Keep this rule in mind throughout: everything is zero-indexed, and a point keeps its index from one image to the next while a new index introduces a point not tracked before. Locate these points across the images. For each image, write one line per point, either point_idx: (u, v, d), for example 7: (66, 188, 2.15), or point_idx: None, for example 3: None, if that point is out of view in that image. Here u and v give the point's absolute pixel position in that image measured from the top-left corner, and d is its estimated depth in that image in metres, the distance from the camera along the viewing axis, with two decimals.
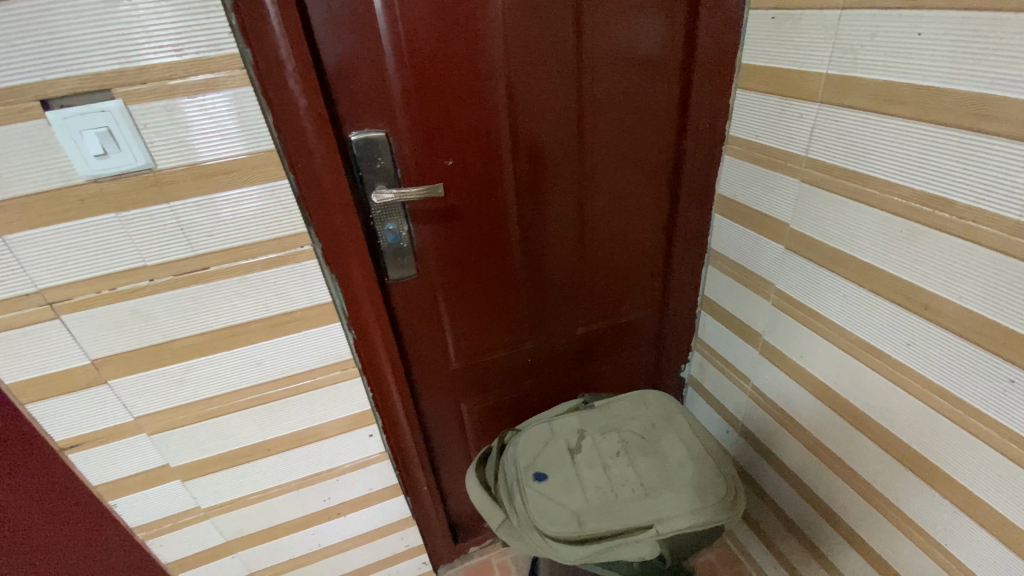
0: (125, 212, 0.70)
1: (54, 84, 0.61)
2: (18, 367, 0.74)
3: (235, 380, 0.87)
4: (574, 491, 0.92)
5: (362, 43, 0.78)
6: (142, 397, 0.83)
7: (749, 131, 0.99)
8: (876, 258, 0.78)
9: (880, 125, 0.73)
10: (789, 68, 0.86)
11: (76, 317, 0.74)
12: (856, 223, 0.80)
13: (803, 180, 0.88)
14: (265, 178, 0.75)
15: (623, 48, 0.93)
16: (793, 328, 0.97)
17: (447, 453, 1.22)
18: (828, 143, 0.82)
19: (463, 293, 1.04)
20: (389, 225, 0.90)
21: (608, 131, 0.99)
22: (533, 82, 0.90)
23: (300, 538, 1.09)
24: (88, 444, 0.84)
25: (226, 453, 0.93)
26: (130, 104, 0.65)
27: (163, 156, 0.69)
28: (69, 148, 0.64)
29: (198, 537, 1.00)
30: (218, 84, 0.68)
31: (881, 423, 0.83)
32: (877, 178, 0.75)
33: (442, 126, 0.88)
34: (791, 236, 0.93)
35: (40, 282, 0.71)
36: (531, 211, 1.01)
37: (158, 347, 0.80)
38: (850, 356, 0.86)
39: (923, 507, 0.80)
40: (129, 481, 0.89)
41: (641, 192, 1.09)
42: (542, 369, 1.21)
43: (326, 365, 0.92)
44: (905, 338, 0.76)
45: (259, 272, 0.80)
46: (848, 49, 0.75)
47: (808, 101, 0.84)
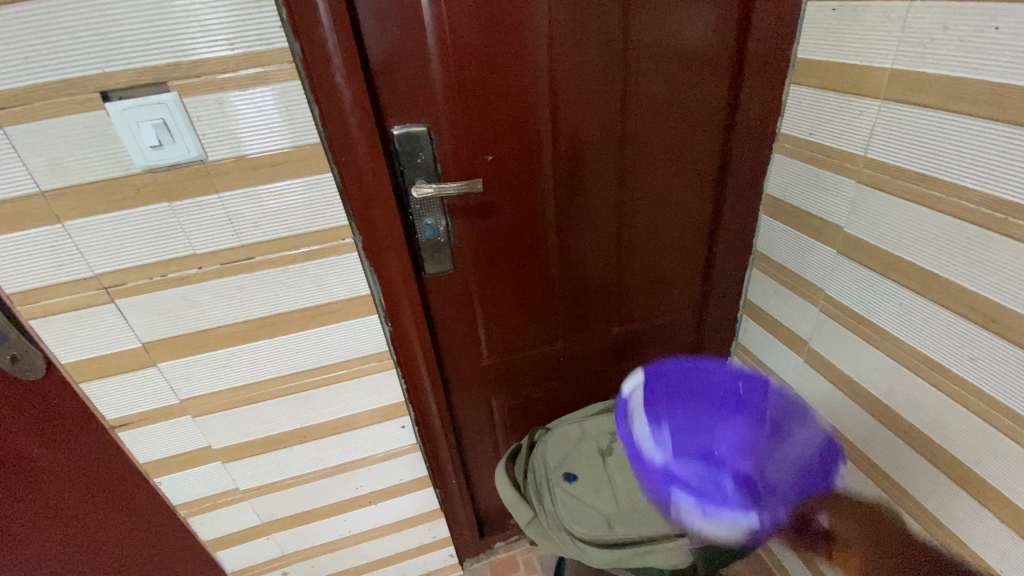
0: (177, 202, 0.73)
1: (113, 77, 0.64)
2: (75, 347, 0.78)
3: (275, 368, 0.89)
4: (605, 494, 0.90)
5: (407, 37, 0.78)
6: (187, 381, 0.86)
7: (802, 128, 0.94)
8: (939, 265, 0.73)
9: (949, 124, 0.68)
10: (849, 63, 0.82)
11: (129, 301, 0.77)
12: (917, 228, 0.75)
13: (860, 182, 0.84)
14: (310, 171, 0.76)
15: (670, 42, 0.90)
16: (842, 336, 0.93)
17: (476, 448, 1.23)
18: (890, 143, 0.77)
19: (497, 288, 1.04)
20: (428, 219, 0.91)
21: (651, 129, 0.97)
22: (575, 78, 0.88)
23: (332, 522, 1.12)
24: (136, 423, 0.87)
25: (265, 438, 0.96)
26: (184, 97, 0.67)
27: (213, 148, 0.70)
28: (126, 140, 0.66)
29: (236, 516, 1.03)
30: (266, 78, 0.69)
31: (935, 440, 0.78)
32: (943, 181, 0.70)
33: (484, 121, 0.87)
34: (845, 240, 0.88)
35: (97, 267, 0.74)
36: (569, 208, 0.99)
37: (204, 334, 0.83)
38: (904, 368, 0.81)
39: (979, 532, 0.75)
40: (173, 460, 0.93)
41: (684, 192, 1.06)
42: (575, 368, 1.20)
43: (362, 356, 0.94)
44: (967, 351, 0.72)
45: (300, 263, 0.82)
46: (916, 43, 0.71)
47: (870, 98, 0.79)
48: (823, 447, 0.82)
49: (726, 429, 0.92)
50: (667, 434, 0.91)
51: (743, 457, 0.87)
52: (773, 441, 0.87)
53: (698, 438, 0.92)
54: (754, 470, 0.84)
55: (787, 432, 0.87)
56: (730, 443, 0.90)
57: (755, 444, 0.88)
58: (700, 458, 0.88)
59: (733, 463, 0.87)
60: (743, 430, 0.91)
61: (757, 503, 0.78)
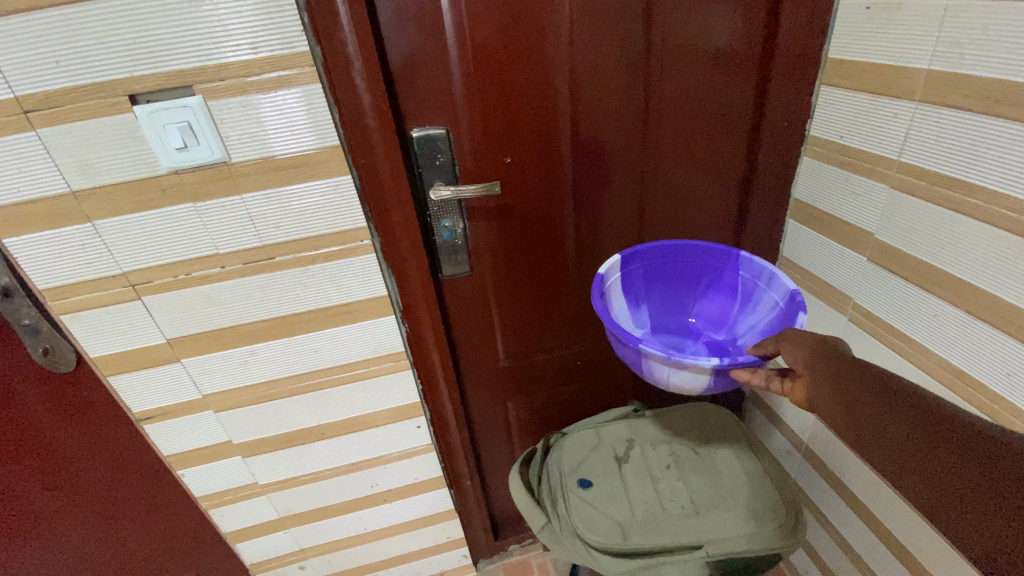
0: (201, 202, 0.74)
1: (141, 81, 0.65)
2: (103, 342, 0.81)
3: (294, 366, 0.91)
4: (619, 503, 0.89)
5: (427, 39, 0.77)
6: (209, 377, 0.88)
7: (832, 130, 0.91)
8: (977, 276, 0.70)
9: (989, 128, 0.65)
10: (884, 64, 0.78)
11: (155, 298, 0.79)
12: (954, 237, 0.72)
13: (892, 187, 0.80)
14: (330, 173, 0.77)
15: (694, 42, 0.88)
16: (871, 346, 0.89)
17: (491, 450, 1.22)
18: (926, 147, 0.74)
19: (515, 290, 1.03)
20: (446, 221, 0.91)
21: (674, 130, 0.95)
22: (597, 79, 0.87)
23: (348, 519, 1.13)
24: (160, 416, 0.90)
25: (283, 434, 0.98)
26: (209, 100, 0.68)
27: (237, 150, 0.72)
28: (153, 142, 0.68)
29: (254, 510, 1.05)
30: (288, 81, 0.70)
31: None
32: (983, 188, 0.67)
33: (503, 123, 0.86)
34: (876, 247, 0.85)
35: (125, 265, 0.76)
36: (589, 210, 0.98)
37: (226, 331, 0.85)
38: (936, 382, 0.78)
39: None
40: (195, 453, 0.95)
41: (707, 195, 1.03)
42: (592, 372, 1.18)
43: (379, 356, 0.94)
44: (1004, 367, 0.68)
45: (320, 263, 0.83)
46: (955, 43, 0.67)
47: (905, 100, 0.76)
48: (782, 306, 0.79)
49: (703, 301, 0.94)
50: (646, 313, 0.94)
51: (716, 327, 0.92)
52: (743, 310, 0.88)
53: (672, 313, 0.95)
54: (724, 336, 0.90)
55: (756, 300, 0.86)
56: (706, 313, 0.94)
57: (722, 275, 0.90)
58: (677, 332, 0.94)
59: (706, 333, 0.93)
60: (721, 303, 0.92)
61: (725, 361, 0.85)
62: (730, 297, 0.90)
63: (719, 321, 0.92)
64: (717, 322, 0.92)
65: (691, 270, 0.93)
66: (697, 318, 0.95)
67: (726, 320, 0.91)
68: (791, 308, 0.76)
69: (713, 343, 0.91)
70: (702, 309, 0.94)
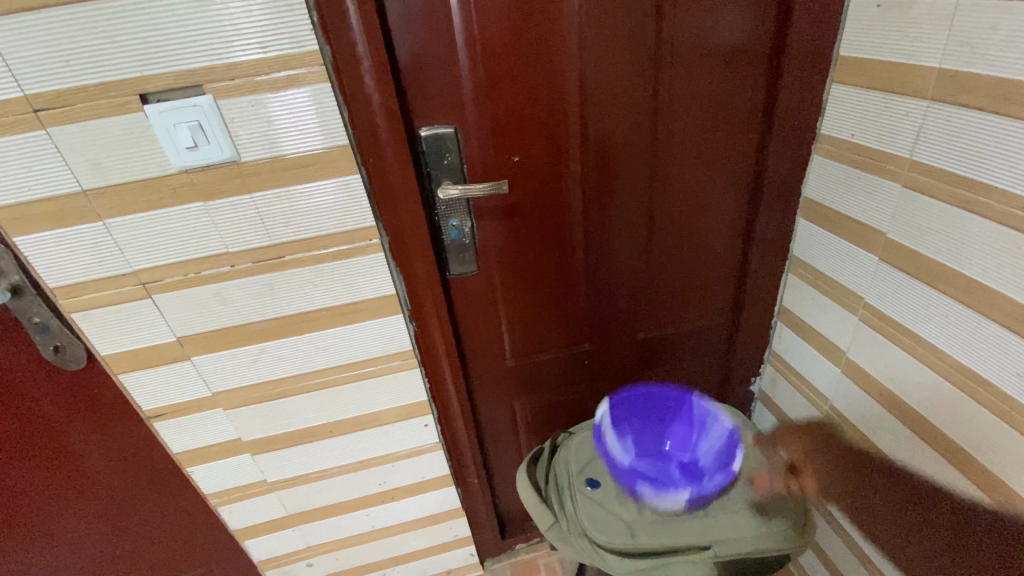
0: (211, 202, 0.74)
1: (151, 81, 0.65)
2: (115, 340, 0.81)
3: (303, 364, 0.91)
4: (629, 502, 0.88)
5: (435, 38, 0.77)
6: (219, 375, 0.88)
7: (843, 129, 0.90)
8: (990, 277, 0.69)
9: (1003, 126, 0.64)
10: (895, 61, 0.77)
11: (165, 297, 0.80)
12: (967, 237, 0.71)
13: (904, 186, 0.79)
14: (339, 172, 0.77)
15: (704, 41, 0.87)
16: (882, 347, 0.88)
17: (498, 450, 1.22)
18: (938, 146, 0.73)
19: (523, 290, 1.03)
20: (454, 220, 0.91)
21: (683, 129, 0.94)
22: (606, 78, 0.86)
23: (356, 517, 1.13)
24: (171, 414, 0.91)
25: (292, 432, 0.98)
26: (219, 99, 0.68)
27: (247, 149, 0.72)
28: (163, 141, 0.68)
29: (263, 508, 1.06)
30: (297, 80, 0.70)
31: (983, 463, 0.74)
32: (997, 187, 0.66)
33: (511, 122, 0.86)
34: (888, 247, 0.84)
35: (136, 264, 0.76)
36: (597, 209, 0.98)
37: (236, 330, 0.85)
38: (948, 383, 0.77)
39: None
40: (205, 451, 0.96)
41: (716, 194, 1.03)
42: (599, 372, 1.18)
43: (387, 355, 0.95)
44: (1017, 368, 0.67)
45: (329, 263, 0.83)
46: (969, 41, 0.66)
47: (916, 98, 0.75)
48: (724, 440, 0.95)
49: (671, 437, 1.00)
50: (624, 446, 0.98)
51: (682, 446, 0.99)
52: (701, 440, 0.97)
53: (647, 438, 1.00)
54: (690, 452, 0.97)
55: (708, 429, 0.98)
56: (674, 438, 1.00)
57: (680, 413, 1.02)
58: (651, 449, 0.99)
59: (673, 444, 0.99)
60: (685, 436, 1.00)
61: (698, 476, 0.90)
62: (689, 428, 1.01)
63: (684, 443, 0.99)
64: (684, 444, 0.99)
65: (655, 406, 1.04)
66: (667, 445, 0.99)
67: (690, 443, 0.98)
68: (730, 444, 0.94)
69: (684, 459, 0.95)
70: (670, 436, 1.00)
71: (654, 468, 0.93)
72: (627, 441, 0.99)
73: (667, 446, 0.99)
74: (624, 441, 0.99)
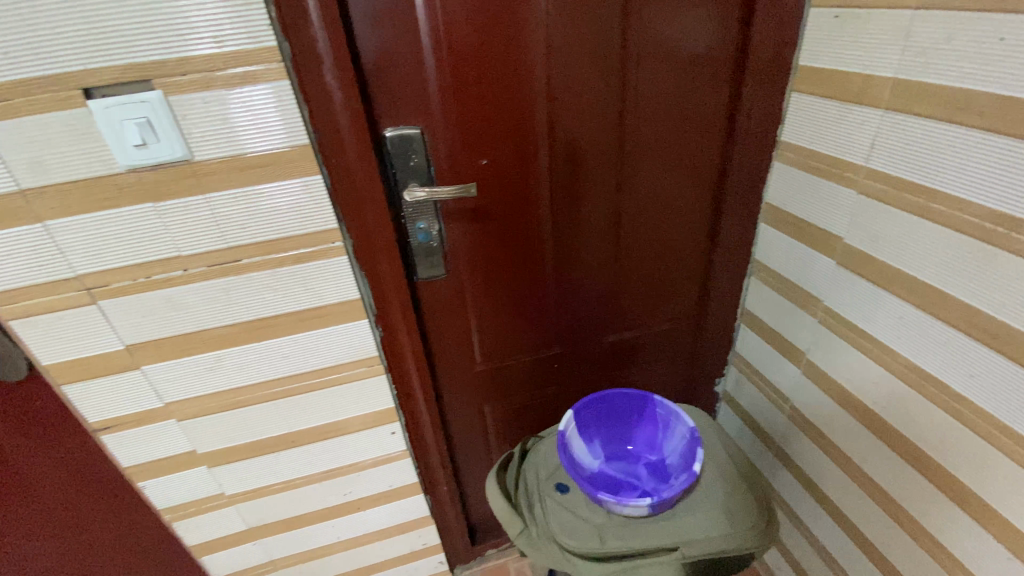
0: (162, 202, 0.71)
1: (96, 74, 0.62)
2: (57, 349, 0.76)
3: (263, 372, 0.88)
4: (598, 506, 0.88)
5: (401, 37, 0.76)
6: (172, 384, 0.84)
7: (803, 136, 0.93)
8: (941, 281, 0.72)
9: (952, 136, 0.67)
10: (852, 72, 0.80)
11: (113, 303, 0.75)
12: (919, 242, 0.74)
13: (860, 193, 0.82)
14: (300, 172, 0.74)
15: (670, 47, 0.88)
16: (840, 348, 0.91)
17: (468, 455, 1.21)
18: (892, 154, 0.76)
19: (492, 293, 1.02)
20: (420, 223, 0.89)
21: (650, 134, 0.95)
22: (574, 81, 0.86)
23: (320, 529, 1.10)
24: (120, 426, 0.86)
25: (251, 443, 0.94)
26: (170, 95, 0.65)
27: (200, 148, 0.69)
28: (109, 138, 0.65)
29: (221, 522, 1.01)
30: (255, 78, 0.67)
31: (934, 459, 0.77)
32: (947, 194, 0.69)
33: (479, 124, 0.85)
34: (845, 251, 0.87)
35: (79, 268, 0.72)
36: (566, 212, 0.98)
37: (190, 337, 0.81)
38: (902, 383, 0.80)
39: (974, 551, 0.74)
40: (157, 464, 0.91)
41: (682, 199, 1.04)
42: (568, 375, 1.18)
43: (353, 361, 0.92)
44: (967, 368, 0.70)
45: (290, 266, 0.80)
46: (921, 53, 0.69)
47: (872, 107, 0.78)
48: (687, 440, 0.93)
49: (638, 439, 1.00)
50: (594, 449, 0.99)
51: (651, 448, 0.99)
52: (666, 439, 0.97)
53: (615, 441, 1.01)
54: (658, 455, 0.97)
55: (672, 429, 0.96)
56: (641, 439, 1.00)
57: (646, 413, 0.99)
58: (620, 449, 1.00)
59: (642, 444, 0.99)
60: (652, 437, 0.99)
61: (662, 483, 0.92)
62: (654, 427, 0.99)
63: (651, 443, 0.99)
64: (650, 444, 0.99)
65: (622, 408, 1.00)
66: (634, 445, 1.00)
67: (656, 442, 0.98)
68: (691, 444, 0.92)
69: (651, 460, 0.97)
70: (637, 436, 1.00)
71: (622, 473, 0.96)
72: (594, 445, 0.99)
73: (634, 446, 1.00)
74: (591, 445, 0.99)
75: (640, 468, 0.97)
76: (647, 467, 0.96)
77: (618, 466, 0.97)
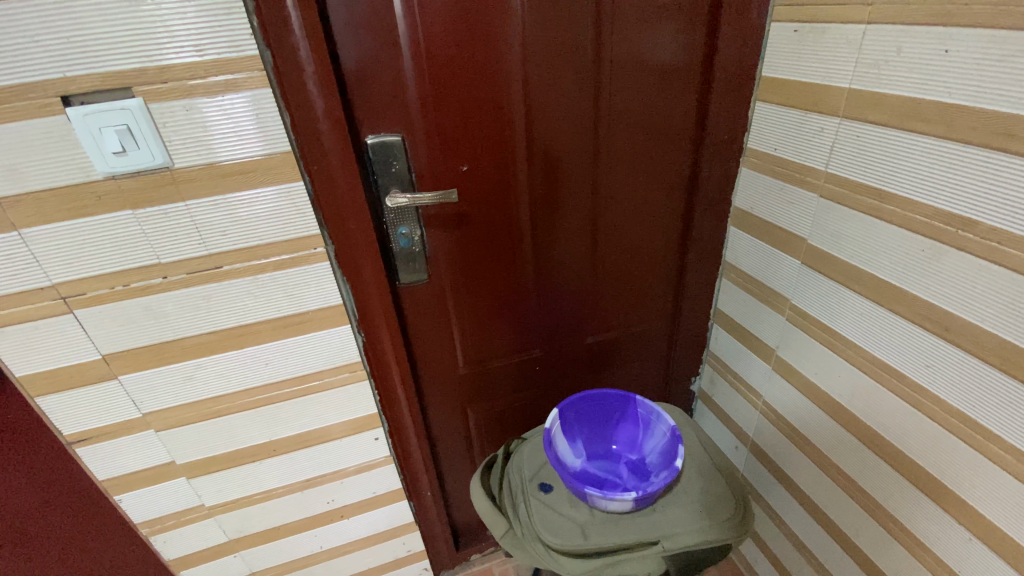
0: (141, 209, 0.71)
1: (75, 82, 0.62)
2: (30, 360, 0.75)
3: (244, 379, 0.87)
4: (581, 504, 0.89)
5: (381, 47, 0.78)
6: (151, 394, 0.83)
7: (767, 143, 0.98)
8: (896, 278, 0.76)
9: (903, 141, 0.72)
10: (810, 82, 0.85)
11: (89, 312, 0.74)
12: (876, 241, 0.78)
13: (821, 196, 0.87)
14: (281, 179, 0.75)
15: (642, 57, 0.92)
16: (806, 344, 0.95)
17: (451, 460, 1.21)
18: (849, 159, 0.80)
19: (473, 298, 1.03)
20: (402, 229, 0.90)
21: (624, 141, 0.98)
22: (549, 90, 0.89)
23: (303, 538, 1.09)
24: (97, 438, 0.84)
25: (232, 452, 0.93)
26: (150, 103, 0.65)
27: (181, 155, 0.69)
28: (88, 145, 0.64)
29: (201, 535, 1.00)
30: (236, 85, 0.68)
31: (896, 446, 0.81)
32: (900, 196, 0.74)
33: (458, 132, 0.87)
34: (809, 251, 0.91)
35: (55, 277, 0.71)
36: (545, 217, 1.00)
37: (169, 345, 0.80)
38: (865, 375, 0.84)
39: (936, 534, 0.78)
40: (135, 477, 0.89)
41: (655, 204, 1.08)
42: (549, 377, 1.20)
43: (335, 367, 0.93)
44: (923, 359, 0.74)
45: (271, 273, 0.80)
46: (872, 65, 0.74)
47: (830, 115, 0.82)
48: (668, 437, 0.96)
49: (619, 438, 1.02)
50: (577, 448, 1.00)
51: (631, 447, 1.01)
52: (646, 438, 0.99)
53: (597, 441, 1.02)
54: (638, 455, 0.99)
55: (652, 428, 0.99)
56: (622, 439, 1.02)
57: (627, 414, 1.02)
58: (602, 450, 1.01)
59: (623, 445, 1.01)
60: (632, 436, 1.01)
61: (643, 480, 0.93)
62: (634, 426, 1.01)
63: (632, 443, 1.01)
64: (631, 443, 1.01)
65: (604, 409, 1.03)
66: (616, 445, 1.02)
67: (637, 442, 1.01)
68: (671, 441, 0.95)
69: (631, 459, 0.99)
70: (619, 436, 1.02)
71: (604, 471, 0.97)
72: (577, 444, 1.01)
73: (615, 446, 1.02)
74: (573, 444, 1.01)
75: (622, 467, 0.98)
76: (627, 466, 0.98)
77: (600, 465, 0.98)
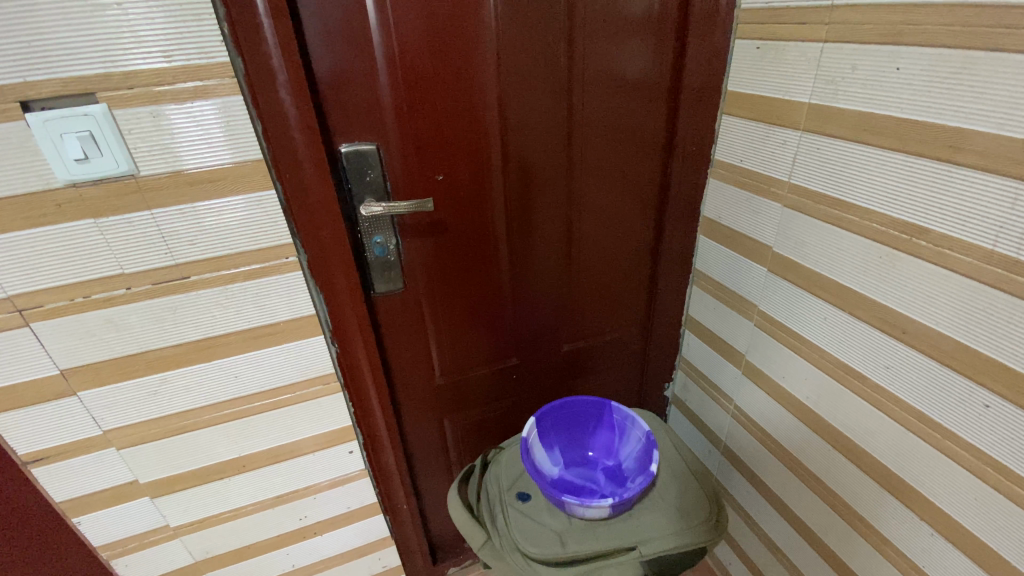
0: (104, 219, 0.68)
1: (36, 87, 0.60)
2: None
3: (213, 393, 0.85)
4: (559, 512, 0.89)
5: (355, 56, 0.78)
6: (113, 410, 0.80)
7: (733, 154, 1.01)
8: (856, 282, 0.80)
9: (860, 153, 0.75)
10: (773, 96, 0.89)
11: (47, 325, 0.71)
12: (837, 248, 0.82)
13: (785, 205, 0.90)
14: (251, 188, 0.74)
15: (613, 70, 0.94)
16: (773, 348, 0.98)
17: (427, 473, 1.19)
18: (810, 170, 0.84)
19: (449, 307, 1.03)
20: (377, 237, 0.90)
21: (597, 151, 1.00)
22: (523, 101, 0.90)
23: (273, 557, 1.05)
24: (54, 458, 0.80)
25: (199, 469, 0.90)
26: (115, 109, 0.64)
27: (147, 163, 0.67)
28: (48, 152, 0.62)
29: (166, 557, 0.96)
30: (206, 92, 0.67)
31: (860, 445, 0.84)
32: (858, 205, 0.77)
33: (433, 141, 0.88)
34: (775, 259, 0.94)
35: (11, 289, 0.68)
36: (521, 226, 1.01)
37: (133, 358, 0.78)
38: (829, 377, 0.87)
39: (901, 531, 0.80)
40: (95, 497, 0.85)
41: (628, 213, 1.10)
42: (527, 386, 1.20)
43: (307, 379, 0.91)
44: (884, 361, 0.78)
45: (241, 283, 0.79)
46: (830, 81, 0.78)
47: (792, 128, 0.86)
48: (643, 442, 0.97)
49: (596, 445, 1.03)
50: (556, 456, 1.01)
51: (609, 454, 1.02)
52: (622, 444, 1.00)
53: (575, 448, 1.03)
54: (615, 462, 1.00)
55: (628, 433, 1.00)
56: (599, 445, 1.03)
57: (603, 420, 1.02)
58: (580, 458, 1.02)
59: (601, 453, 1.02)
60: (609, 442, 1.02)
61: (620, 487, 0.95)
62: (611, 432, 1.02)
63: (609, 449, 1.02)
64: (608, 449, 1.02)
65: (581, 416, 1.03)
66: (593, 451, 1.03)
67: (613, 448, 1.01)
68: (647, 446, 0.96)
69: (608, 465, 1.00)
70: (596, 442, 1.03)
71: (581, 479, 0.98)
72: (554, 452, 1.01)
73: (592, 453, 1.03)
74: (551, 452, 1.01)
75: (599, 474, 0.99)
76: (604, 473, 0.99)
77: (577, 472, 0.99)
